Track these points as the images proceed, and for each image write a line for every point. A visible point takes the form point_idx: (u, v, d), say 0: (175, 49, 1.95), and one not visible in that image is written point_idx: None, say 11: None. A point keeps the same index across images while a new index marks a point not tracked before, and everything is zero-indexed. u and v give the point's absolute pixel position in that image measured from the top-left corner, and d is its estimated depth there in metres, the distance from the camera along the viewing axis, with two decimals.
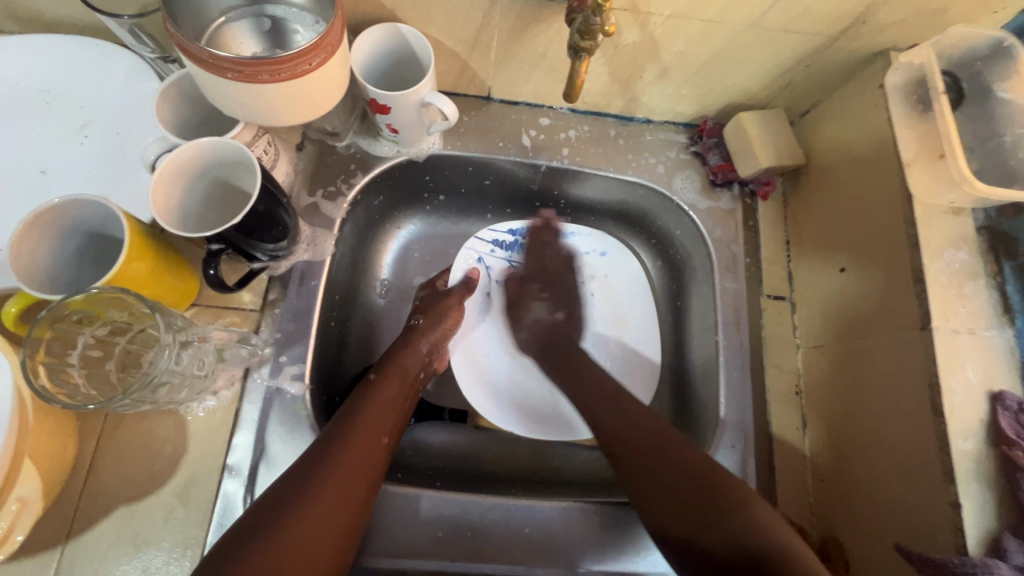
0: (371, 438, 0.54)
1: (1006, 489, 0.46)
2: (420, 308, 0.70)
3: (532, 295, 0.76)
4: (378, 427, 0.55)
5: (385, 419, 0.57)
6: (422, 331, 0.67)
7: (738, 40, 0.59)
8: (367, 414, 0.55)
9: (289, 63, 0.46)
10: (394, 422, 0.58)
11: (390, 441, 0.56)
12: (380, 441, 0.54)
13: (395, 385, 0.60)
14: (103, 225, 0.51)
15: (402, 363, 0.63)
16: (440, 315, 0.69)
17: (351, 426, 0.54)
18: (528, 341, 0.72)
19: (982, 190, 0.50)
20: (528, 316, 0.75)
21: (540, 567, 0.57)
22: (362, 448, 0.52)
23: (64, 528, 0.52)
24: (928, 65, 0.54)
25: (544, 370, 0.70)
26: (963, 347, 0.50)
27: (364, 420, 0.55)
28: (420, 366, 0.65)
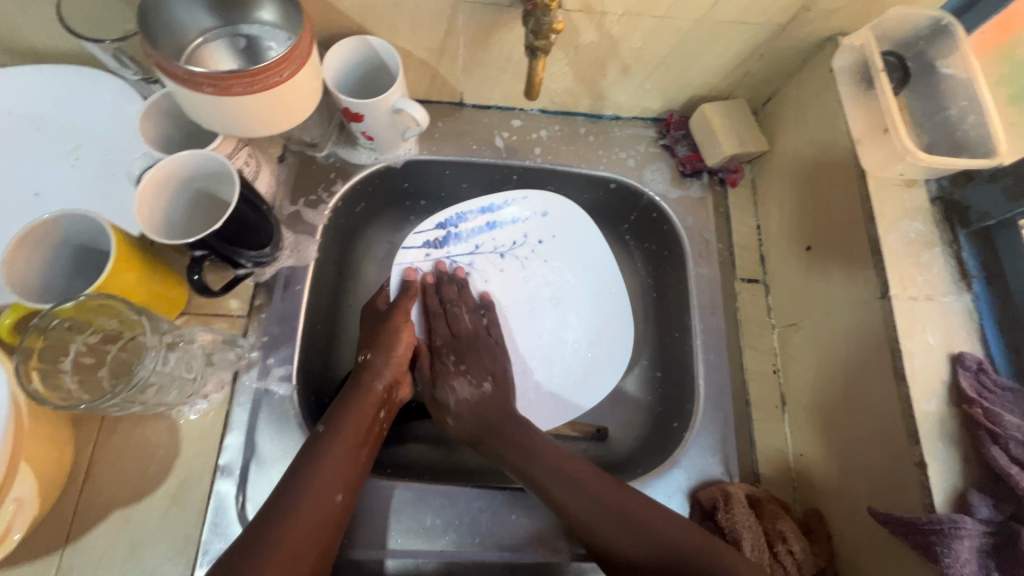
0: (322, 495, 0.51)
1: (968, 447, 0.48)
2: (369, 341, 0.65)
3: (449, 372, 0.68)
4: (331, 487, 0.52)
5: (340, 471, 0.53)
6: (376, 367, 0.62)
7: (692, 34, 0.62)
8: (315, 471, 0.52)
9: (260, 75, 0.49)
10: (353, 472, 0.54)
11: (345, 498, 0.52)
12: (332, 501, 0.51)
13: (350, 425, 0.56)
14: (91, 239, 0.53)
15: (357, 406, 0.58)
16: (390, 342, 0.64)
17: (299, 487, 0.51)
18: (472, 387, 0.66)
19: (924, 160, 0.52)
20: (455, 393, 0.66)
21: (526, 553, 0.59)
22: (312, 507, 0.50)
23: (63, 531, 0.54)
24: (868, 46, 0.57)
25: (485, 419, 0.64)
26: (920, 313, 0.52)
27: (314, 473, 0.52)
28: (377, 405, 0.60)
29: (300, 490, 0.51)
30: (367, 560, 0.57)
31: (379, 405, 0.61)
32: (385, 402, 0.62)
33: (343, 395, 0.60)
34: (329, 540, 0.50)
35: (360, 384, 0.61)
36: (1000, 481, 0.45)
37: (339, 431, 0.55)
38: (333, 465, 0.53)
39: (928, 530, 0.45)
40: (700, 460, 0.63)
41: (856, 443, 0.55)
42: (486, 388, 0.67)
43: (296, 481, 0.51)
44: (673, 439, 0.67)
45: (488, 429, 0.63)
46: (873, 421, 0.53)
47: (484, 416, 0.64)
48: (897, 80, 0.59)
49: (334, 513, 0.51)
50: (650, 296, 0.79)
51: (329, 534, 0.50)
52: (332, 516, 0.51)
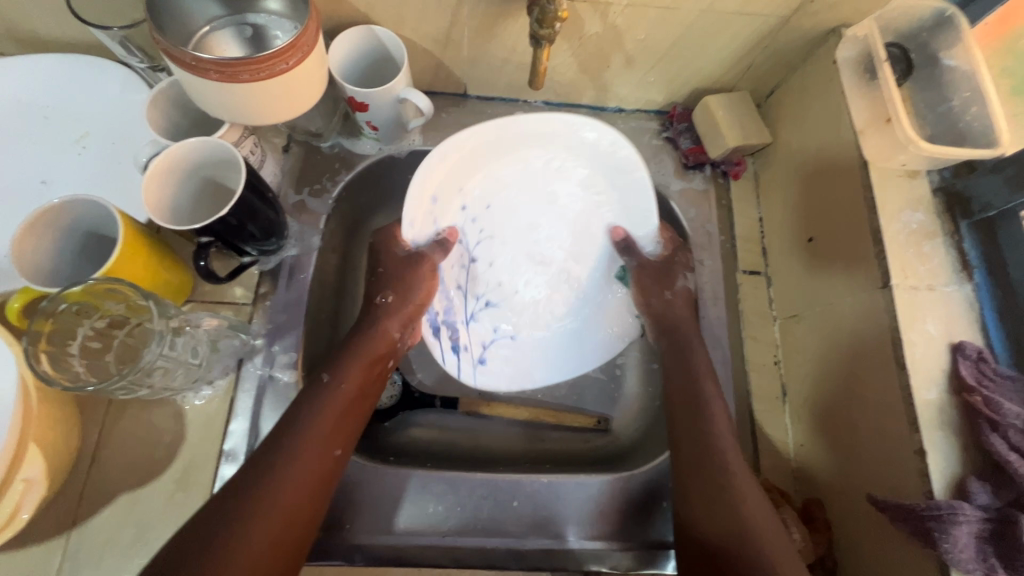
0: (318, 446, 0.51)
1: (968, 435, 0.48)
2: (389, 282, 0.62)
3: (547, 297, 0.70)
4: (328, 440, 0.51)
5: (337, 432, 0.52)
6: (392, 310, 0.61)
7: (696, 25, 0.62)
8: (308, 427, 0.51)
9: (266, 63, 0.49)
10: (346, 437, 0.53)
11: (342, 452, 0.52)
12: (329, 454, 0.51)
13: (358, 366, 0.57)
14: (99, 224, 0.54)
15: (360, 354, 0.58)
16: (413, 282, 0.62)
17: (292, 433, 0.50)
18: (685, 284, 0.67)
19: (928, 150, 0.52)
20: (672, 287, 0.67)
21: (529, 539, 0.59)
22: (306, 454, 0.50)
23: (70, 514, 0.54)
24: (871, 35, 0.56)
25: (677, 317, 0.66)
26: (921, 303, 0.52)
27: (313, 420, 0.52)
28: (388, 353, 0.60)
29: (290, 443, 0.50)
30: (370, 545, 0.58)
31: (389, 354, 0.60)
32: (396, 351, 0.61)
33: (353, 341, 0.59)
34: (322, 489, 0.50)
35: (364, 338, 0.59)
36: (999, 468, 0.46)
37: (340, 385, 0.55)
38: (326, 423, 0.52)
39: (928, 516, 0.45)
40: None
41: (857, 432, 0.55)
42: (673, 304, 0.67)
43: (288, 435, 0.50)
44: None
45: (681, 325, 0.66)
46: (874, 410, 0.53)
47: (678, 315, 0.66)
48: (901, 73, 0.59)
49: (326, 470, 0.51)
50: None
51: (326, 485, 0.50)
52: (325, 472, 0.51)
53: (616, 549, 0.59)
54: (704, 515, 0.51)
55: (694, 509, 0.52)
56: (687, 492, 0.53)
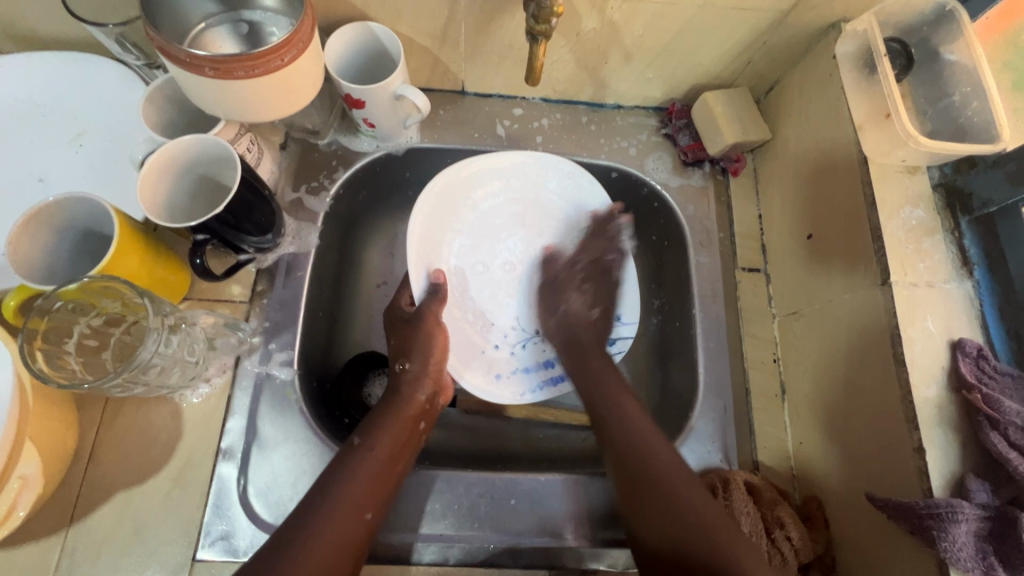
0: (353, 512, 0.51)
1: (967, 433, 0.48)
2: (401, 350, 0.64)
3: (571, 287, 0.70)
4: (362, 501, 0.52)
5: (368, 499, 0.53)
6: (415, 377, 0.62)
7: (694, 21, 0.62)
8: (347, 490, 0.52)
9: (261, 59, 0.49)
10: (376, 503, 0.53)
11: (374, 515, 0.53)
12: (361, 518, 0.52)
13: (387, 438, 0.57)
14: (94, 222, 0.54)
15: (395, 420, 0.59)
16: (424, 352, 0.63)
17: (330, 498, 0.51)
18: (585, 302, 0.70)
19: (927, 145, 0.52)
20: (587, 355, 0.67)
21: (527, 538, 0.59)
22: (344, 519, 0.51)
23: (67, 512, 0.54)
24: (871, 30, 0.56)
25: (569, 334, 0.68)
26: (921, 300, 0.52)
27: (354, 485, 0.52)
28: (417, 417, 0.61)
29: (333, 498, 0.51)
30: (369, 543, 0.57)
31: (419, 416, 0.61)
32: (425, 413, 0.62)
33: (380, 409, 0.60)
34: (356, 557, 0.50)
35: (399, 399, 0.61)
36: (998, 466, 0.45)
37: (373, 446, 0.55)
38: (365, 481, 0.53)
39: (926, 514, 0.45)
40: (699, 447, 0.63)
41: (856, 430, 0.55)
42: (596, 312, 0.70)
43: (324, 497, 0.51)
44: (673, 428, 0.67)
45: (570, 341, 0.68)
46: (873, 407, 0.53)
47: (569, 332, 0.69)
48: (901, 68, 0.58)
49: (358, 535, 0.51)
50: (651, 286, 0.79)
51: (359, 549, 0.51)
52: (357, 536, 0.51)
53: (616, 547, 0.59)
54: (655, 527, 0.52)
55: (650, 519, 0.53)
56: (632, 497, 0.55)
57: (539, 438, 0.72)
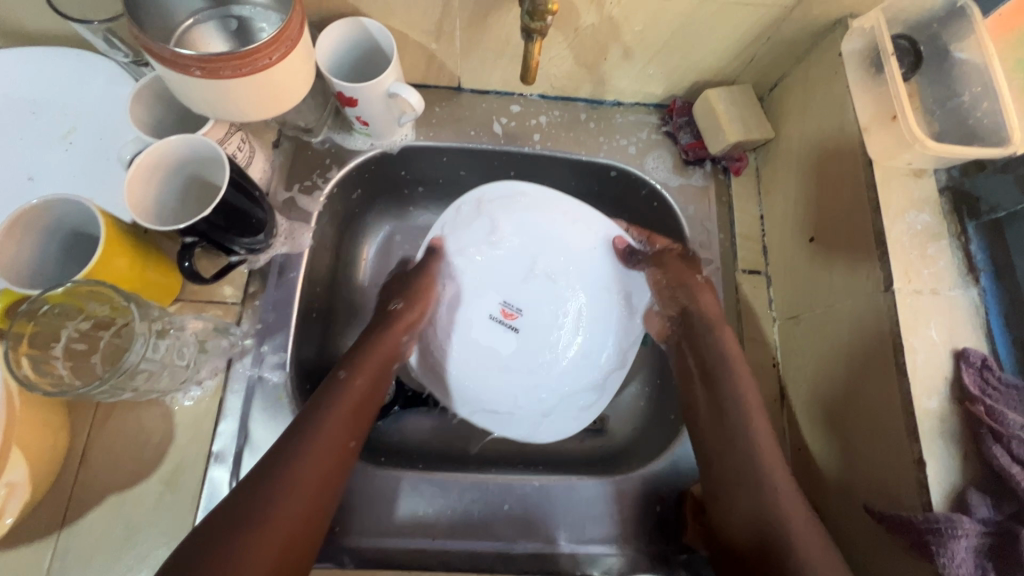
0: (332, 438, 0.52)
1: (971, 446, 0.47)
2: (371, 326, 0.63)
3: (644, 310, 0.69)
4: (343, 428, 0.53)
5: (347, 429, 0.53)
6: (402, 320, 0.64)
7: (695, 16, 0.60)
8: (327, 415, 0.53)
9: (248, 57, 0.48)
10: (356, 434, 0.54)
11: (354, 444, 0.54)
12: (345, 444, 0.52)
13: (365, 372, 0.58)
14: (81, 224, 0.53)
15: (378, 353, 0.60)
16: (425, 296, 0.67)
17: (312, 419, 0.52)
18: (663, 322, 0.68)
19: (934, 148, 0.50)
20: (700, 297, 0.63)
21: (518, 542, 0.58)
22: (322, 445, 0.51)
23: (59, 515, 0.54)
24: (878, 27, 0.54)
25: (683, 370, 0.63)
26: (925, 307, 0.50)
27: (336, 414, 0.53)
28: (394, 355, 0.62)
29: (310, 426, 0.51)
30: (359, 547, 0.57)
31: (394, 358, 0.63)
32: (400, 355, 0.64)
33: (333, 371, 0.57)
34: (333, 485, 0.51)
35: (380, 334, 0.62)
36: (1000, 481, 0.44)
37: (356, 378, 0.57)
38: (342, 414, 0.54)
39: (926, 529, 0.44)
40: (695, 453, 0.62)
41: (855, 440, 0.54)
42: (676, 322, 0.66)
43: (305, 419, 0.52)
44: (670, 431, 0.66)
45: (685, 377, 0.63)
46: (873, 417, 0.52)
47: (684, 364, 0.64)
48: (909, 66, 0.56)
49: (338, 466, 0.51)
50: None
51: (336, 479, 0.51)
52: (336, 470, 0.51)
53: (607, 553, 0.59)
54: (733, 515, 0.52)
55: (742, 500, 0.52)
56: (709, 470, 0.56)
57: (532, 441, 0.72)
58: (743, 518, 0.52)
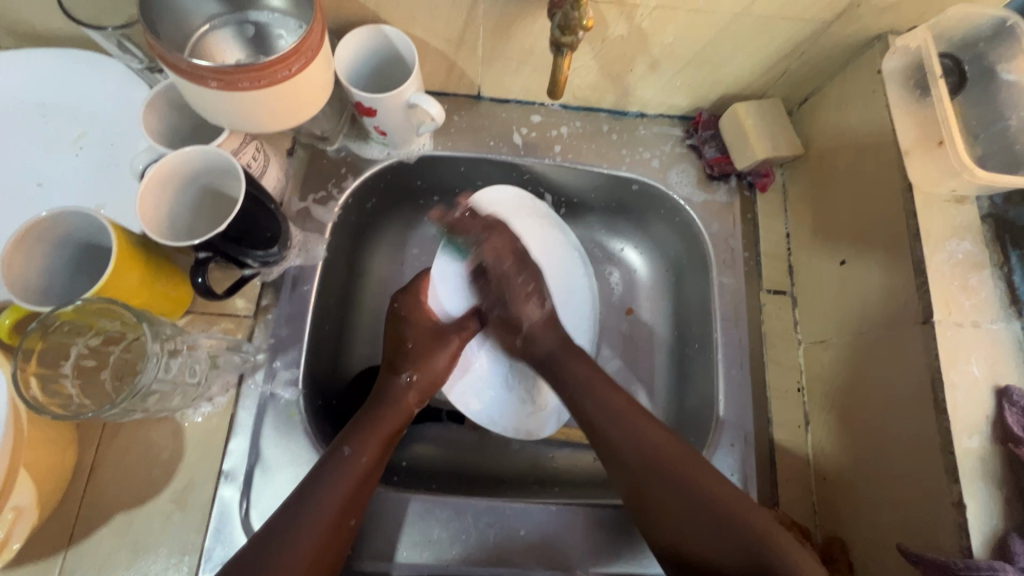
0: (339, 515, 0.51)
1: (1013, 488, 0.45)
2: (412, 360, 0.64)
3: (522, 293, 0.66)
4: (347, 507, 0.52)
5: (351, 506, 0.52)
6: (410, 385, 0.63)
7: (728, 29, 0.58)
8: (330, 494, 0.52)
9: (268, 70, 0.46)
10: (359, 508, 0.53)
11: (356, 521, 0.53)
12: (346, 523, 0.52)
13: (375, 442, 0.57)
14: (92, 237, 0.52)
15: (382, 425, 0.58)
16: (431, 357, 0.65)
17: (314, 495, 0.51)
18: (538, 306, 0.66)
19: (983, 178, 0.48)
20: (522, 318, 0.66)
21: (534, 569, 0.57)
22: (326, 521, 0.50)
23: (66, 534, 0.53)
24: (925, 47, 0.52)
25: (534, 364, 0.65)
26: (965, 342, 0.48)
27: (338, 494, 0.52)
28: (400, 422, 0.61)
29: (315, 502, 0.51)
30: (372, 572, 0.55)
31: (403, 421, 0.61)
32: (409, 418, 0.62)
33: (370, 406, 0.60)
34: (332, 559, 0.51)
35: (387, 398, 0.61)
36: None
37: (362, 452, 0.55)
38: (348, 489, 0.52)
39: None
40: None
41: (884, 472, 0.52)
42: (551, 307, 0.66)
43: (308, 492, 0.52)
44: None
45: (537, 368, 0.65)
46: (907, 454, 0.50)
47: (532, 363, 0.65)
48: (952, 86, 0.54)
49: (334, 547, 0.51)
50: (667, 303, 0.77)
51: (333, 556, 0.51)
52: (332, 548, 0.51)
53: None
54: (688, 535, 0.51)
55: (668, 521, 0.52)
56: (641, 493, 0.54)
57: (546, 459, 0.71)
58: (712, 545, 0.50)
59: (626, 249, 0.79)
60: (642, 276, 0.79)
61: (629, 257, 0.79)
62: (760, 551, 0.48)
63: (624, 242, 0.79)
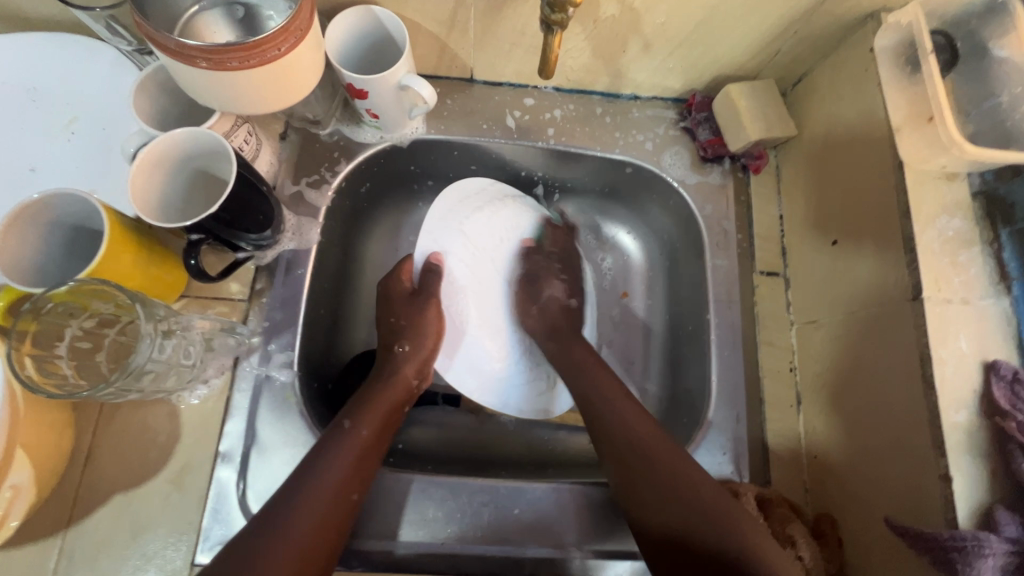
0: (341, 491, 0.52)
1: (999, 460, 0.45)
2: (404, 333, 0.65)
3: (474, 404, 0.65)
4: (349, 480, 0.52)
5: (351, 481, 0.53)
6: (406, 362, 0.64)
7: (720, 8, 0.57)
8: (331, 468, 0.52)
9: (257, 49, 0.46)
10: (362, 484, 0.54)
11: (359, 496, 0.53)
12: (348, 497, 0.52)
13: (373, 417, 0.58)
14: (84, 220, 0.52)
15: (380, 401, 0.59)
16: (420, 333, 0.65)
17: (318, 466, 0.52)
18: (487, 432, 0.64)
19: (971, 153, 0.48)
20: (465, 434, 0.63)
21: (529, 547, 0.57)
22: (327, 492, 0.51)
23: (65, 514, 0.54)
24: (916, 22, 0.52)
25: (483, 483, 0.59)
26: (954, 318, 0.49)
27: (337, 469, 0.52)
28: (403, 398, 0.62)
29: (318, 475, 0.52)
30: (368, 550, 0.56)
31: (404, 398, 0.62)
32: (411, 396, 0.63)
33: (372, 385, 0.61)
34: (336, 534, 0.51)
35: (387, 377, 0.62)
36: None
37: (362, 428, 0.56)
38: (348, 465, 0.53)
39: (950, 546, 0.43)
40: (709, 458, 0.61)
41: (873, 448, 0.53)
42: (499, 438, 0.64)
43: (313, 465, 0.52)
44: (682, 435, 0.65)
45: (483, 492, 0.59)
46: (896, 430, 0.50)
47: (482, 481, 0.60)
48: (945, 62, 0.54)
49: (338, 524, 0.51)
50: (657, 287, 0.77)
51: (336, 530, 0.51)
52: (336, 525, 0.51)
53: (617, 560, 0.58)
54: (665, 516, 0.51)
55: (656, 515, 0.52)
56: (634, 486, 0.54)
57: (541, 442, 0.72)
58: (660, 514, 0.52)
59: (620, 232, 0.79)
60: (635, 259, 0.79)
61: (623, 240, 0.79)
62: (687, 523, 0.50)
63: (618, 225, 0.79)
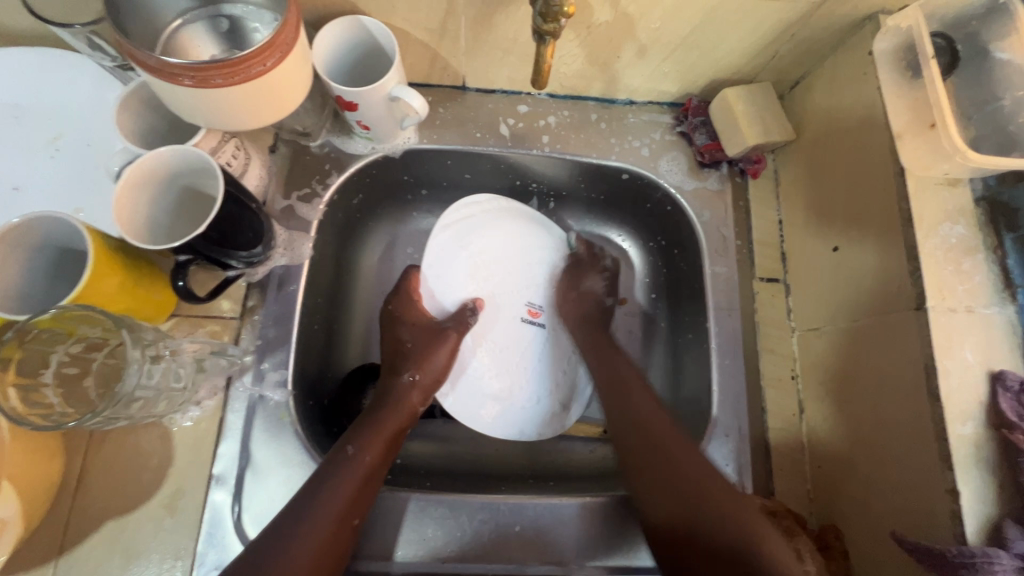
0: (341, 518, 0.51)
1: (1007, 472, 0.45)
2: (411, 359, 0.63)
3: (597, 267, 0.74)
4: (350, 508, 0.51)
5: (353, 507, 0.52)
6: (413, 384, 0.62)
7: (717, 12, 0.56)
8: (331, 496, 0.51)
9: (240, 65, 0.44)
10: (363, 510, 0.53)
11: (360, 522, 0.52)
12: (349, 525, 0.51)
13: (378, 442, 0.56)
14: (68, 242, 0.50)
15: (384, 425, 0.58)
16: (430, 356, 0.64)
17: (317, 494, 0.51)
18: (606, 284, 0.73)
19: (975, 160, 0.47)
20: (583, 284, 0.73)
21: (530, 565, 0.57)
22: (326, 521, 0.50)
23: (56, 543, 0.52)
24: (916, 27, 0.51)
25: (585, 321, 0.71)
26: (959, 327, 0.48)
27: (340, 495, 0.51)
28: (405, 422, 0.60)
29: (320, 502, 0.51)
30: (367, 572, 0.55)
31: (409, 421, 0.61)
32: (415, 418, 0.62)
33: (376, 408, 0.60)
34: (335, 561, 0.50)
35: (393, 399, 0.61)
36: None
37: (365, 454, 0.55)
38: (350, 492, 0.52)
39: (959, 563, 0.42)
40: None
41: (880, 460, 0.52)
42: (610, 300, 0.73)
43: (313, 493, 0.51)
44: None
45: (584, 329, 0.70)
46: (903, 442, 0.49)
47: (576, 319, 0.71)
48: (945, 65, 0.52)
49: (338, 551, 0.50)
50: (657, 293, 0.76)
51: (336, 557, 0.50)
52: (336, 551, 0.50)
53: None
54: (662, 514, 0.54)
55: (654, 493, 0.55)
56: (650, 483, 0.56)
57: (542, 454, 0.71)
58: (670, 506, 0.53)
59: (617, 238, 0.79)
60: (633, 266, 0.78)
61: (620, 246, 0.78)
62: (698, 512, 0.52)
63: (615, 230, 0.78)
